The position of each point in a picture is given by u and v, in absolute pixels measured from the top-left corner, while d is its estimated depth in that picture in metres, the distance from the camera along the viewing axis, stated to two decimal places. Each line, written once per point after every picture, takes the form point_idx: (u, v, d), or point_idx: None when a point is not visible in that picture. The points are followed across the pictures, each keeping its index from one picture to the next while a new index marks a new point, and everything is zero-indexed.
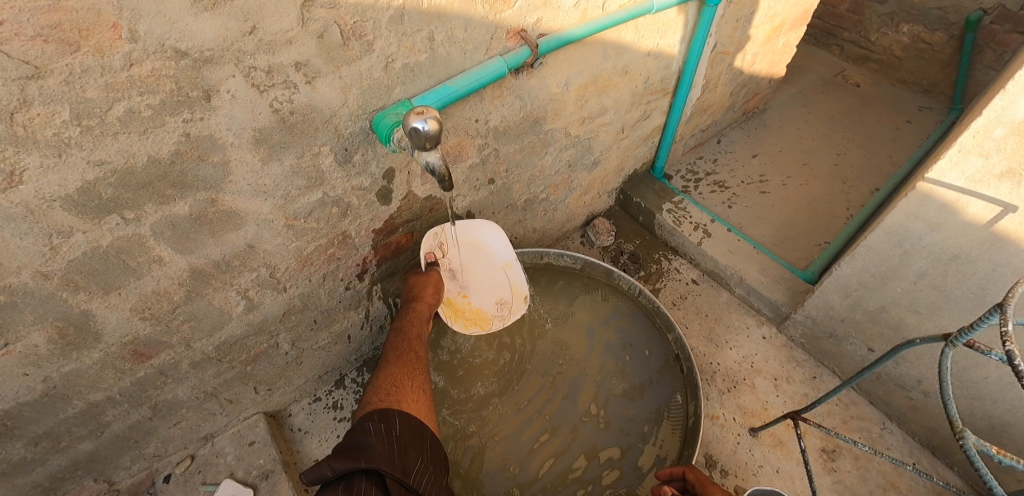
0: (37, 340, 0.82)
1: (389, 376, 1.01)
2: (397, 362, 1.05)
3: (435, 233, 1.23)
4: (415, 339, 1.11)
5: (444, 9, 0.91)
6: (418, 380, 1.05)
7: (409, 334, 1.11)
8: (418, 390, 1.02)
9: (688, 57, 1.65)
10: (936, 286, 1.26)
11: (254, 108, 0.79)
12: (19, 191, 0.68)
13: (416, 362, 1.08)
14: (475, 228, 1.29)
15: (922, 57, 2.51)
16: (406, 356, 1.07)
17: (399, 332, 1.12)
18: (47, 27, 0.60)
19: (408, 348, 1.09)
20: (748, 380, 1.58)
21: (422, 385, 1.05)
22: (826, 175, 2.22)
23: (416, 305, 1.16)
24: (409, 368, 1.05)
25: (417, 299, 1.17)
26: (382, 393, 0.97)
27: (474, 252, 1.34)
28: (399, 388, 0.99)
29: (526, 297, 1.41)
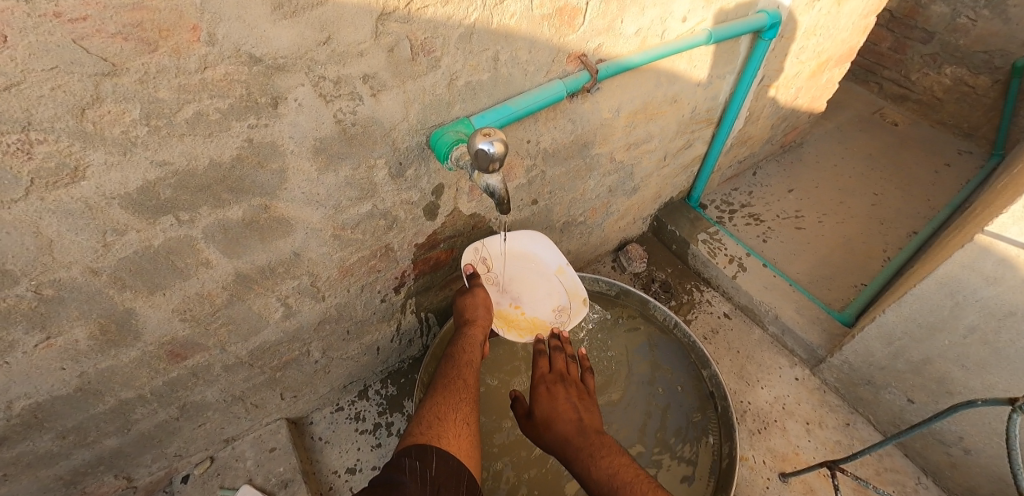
0: (78, 335, 0.80)
1: (434, 407, 1.00)
2: (445, 391, 1.05)
3: (475, 247, 1.24)
4: (466, 366, 1.12)
5: (511, 30, 0.90)
6: (465, 413, 1.01)
7: (461, 362, 1.13)
8: (462, 425, 0.98)
9: (737, 89, 1.61)
10: (988, 342, 1.20)
11: (318, 117, 0.78)
12: (81, 186, 0.67)
13: (464, 392, 1.06)
14: (519, 238, 1.30)
15: (964, 100, 2.45)
16: (453, 385, 1.06)
17: (453, 359, 1.14)
18: (129, 25, 0.58)
19: (457, 376, 1.09)
20: (779, 422, 1.53)
21: (468, 419, 1.00)
22: (863, 215, 2.15)
23: (469, 330, 1.20)
24: (454, 399, 1.03)
25: (468, 323, 1.22)
26: (425, 425, 0.94)
27: (523, 263, 1.35)
28: (442, 420, 0.96)
29: (585, 299, 1.37)
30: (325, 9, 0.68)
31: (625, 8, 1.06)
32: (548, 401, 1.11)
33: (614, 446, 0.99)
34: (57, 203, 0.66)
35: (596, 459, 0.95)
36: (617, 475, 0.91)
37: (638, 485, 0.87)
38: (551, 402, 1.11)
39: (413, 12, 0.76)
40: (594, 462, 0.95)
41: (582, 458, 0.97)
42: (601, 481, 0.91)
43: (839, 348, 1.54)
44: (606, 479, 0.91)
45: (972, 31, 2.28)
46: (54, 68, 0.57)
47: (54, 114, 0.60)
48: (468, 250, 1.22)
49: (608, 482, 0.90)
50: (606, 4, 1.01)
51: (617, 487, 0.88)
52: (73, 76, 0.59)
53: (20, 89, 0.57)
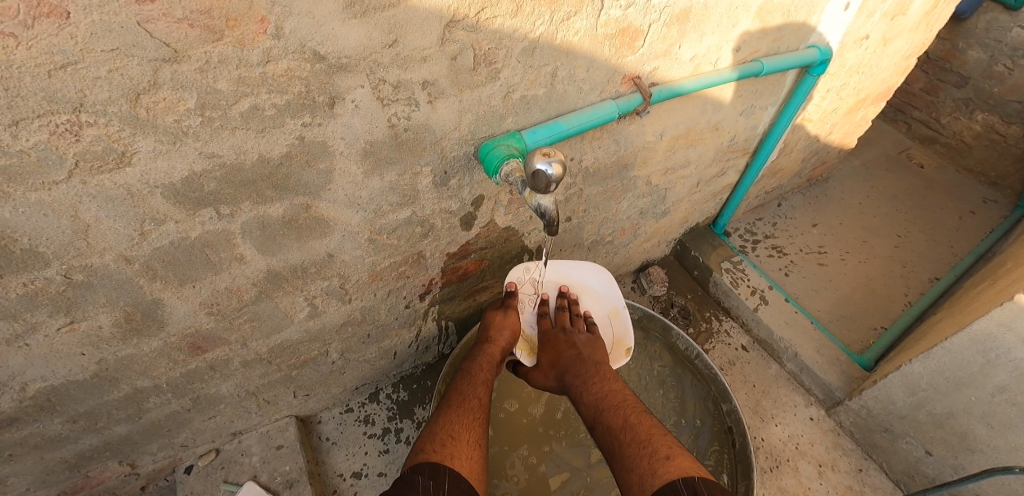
0: (103, 322, 0.78)
1: (447, 425, 1.00)
2: (459, 409, 1.04)
3: (527, 266, 1.29)
4: (482, 384, 1.12)
5: (574, 47, 0.88)
6: (477, 434, 1.01)
7: (477, 379, 1.13)
8: (473, 447, 0.98)
9: (778, 120, 1.58)
10: (1016, 403, 1.15)
11: (372, 120, 0.76)
12: (125, 172, 0.64)
13: (477, 412, 1.06)
14: (575, 267, 1.34)
15: (993, 148, 2.37)
16: (468, 404, 1.06)
17: (469, 375, 1.13)
18: (197, 11, 0.55)
19: (472, 394, 1.09)
20: (792, 462, 1.48)
21: (479, 441, 1.00)
22: (885, 256, 2.10)
23: (487, 348, 1.18)
24: (468, 419, 1.03)
25: (489, 340, 1.20)
26: (438, 442, 0.95)
27: (574, 294, 1.37)
28: (455, 439, 0.96)
29: (628, 350, 1.33)
30: (396, 10, 0.66)
31: (685, 33, 1.03)
32: (553, 346, 1.21)
33: (608, 376, 1.11)
34: (99, 188, 0.63)
35: (588, 389, 1.08)
36: (604, 401, 1.03)
37: (621, 408, 0.99)
38: (555, 347, 1.21)
39: (481, 22, 0.74)
40: (586, 388, 1.08)
41: (577, 388, 1.10)
42: (590, 407, 1.04)
43: (859, 392, 1.46)
44: (594, 404, 1.04)
45: (1008, 80, 2.21)
46: (114, 49, 0.54)
47: (108, 97, 0.57)
48: (518, 265, 1.27)
49: (595, 407, 1.03)
50: (668, 28, 0.98)
51: (603, 411, 1.01)
52: (132, 59, 0.56)
53: (76, 68, 0.54)
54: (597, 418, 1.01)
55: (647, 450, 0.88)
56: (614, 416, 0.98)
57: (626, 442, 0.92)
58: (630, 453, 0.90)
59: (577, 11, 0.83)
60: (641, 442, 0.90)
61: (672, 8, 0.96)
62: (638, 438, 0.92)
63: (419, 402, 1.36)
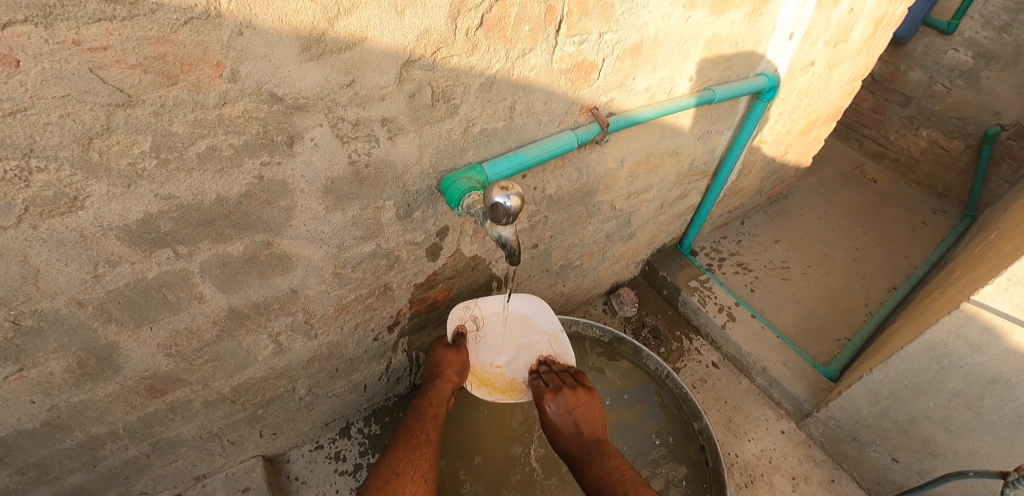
0: (54, 368, 0.75)
1: (393, 463, 1.02)
2: (405, 445, 1.07)
3: (465, 305, 1.23)
4: (431, 420, 1.14)
5: (530, 82, 0.92)
6: (423, 469, 1.04)
7: (426, 414, 1.15)
8: (417, 483, 1.01)
9: (734, 142, 1.65)
10: (971, 407, 1.18)
11: (333, 158, 0.78)
12: (77, 216, 0.63)
13: (424, 447, 1.08)
14: (516, 301, 1.30)
15: (939, 162, 2.51)
16: (415, 440, 1.08)
17: (419, 410, 1.15)
18: (151, 57, 0.56)
19: (420, 430, 1.11)
20: (766, 476, 1.50)
21: (425, 475, 1.04)
22: (845, 269, 2.18)
23: (439, 382, 1.18)
24: (415, 454, 1.06)
25: (441, 376, 1.19)
26: (381, 480, 0.97)
27: (514, 326, 1.33)
28: (399, 476, 0.99)
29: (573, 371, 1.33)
30: (353, 53, 0.68)
31: (638, 66, 1.08)
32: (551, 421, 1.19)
33: (607, 451, 1.14)
34: (50, 232, 0.63)
35: (589, 467, 1.11)
36: (608, 475, 1.07)
37: (624, 482, 1.04)
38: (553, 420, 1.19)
39: (438, 60, 0.77)
40: (589, 467, 1.11)
41: (581, 466, 1.13)
42: (592, 483, 1.08)
43: (825, 403, 1.50)
44: (598, 481, 1.07)
45: (947, 98, 2.36)
46: (65, 95, 0.54)
47: (59, 142, 0.57)
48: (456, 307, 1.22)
49: (598, 484, 1.06)
50: (621, 61, 1.03)
51: (608, 485, 1.04)
52: (84, 105, 0.56)
53: (25, 115, 0.54)
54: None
55: None
56: (616, 490, 1.02)
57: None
58: None
59: (532, 48, 0.87)
60: None
61: (624, 42, 1.00)
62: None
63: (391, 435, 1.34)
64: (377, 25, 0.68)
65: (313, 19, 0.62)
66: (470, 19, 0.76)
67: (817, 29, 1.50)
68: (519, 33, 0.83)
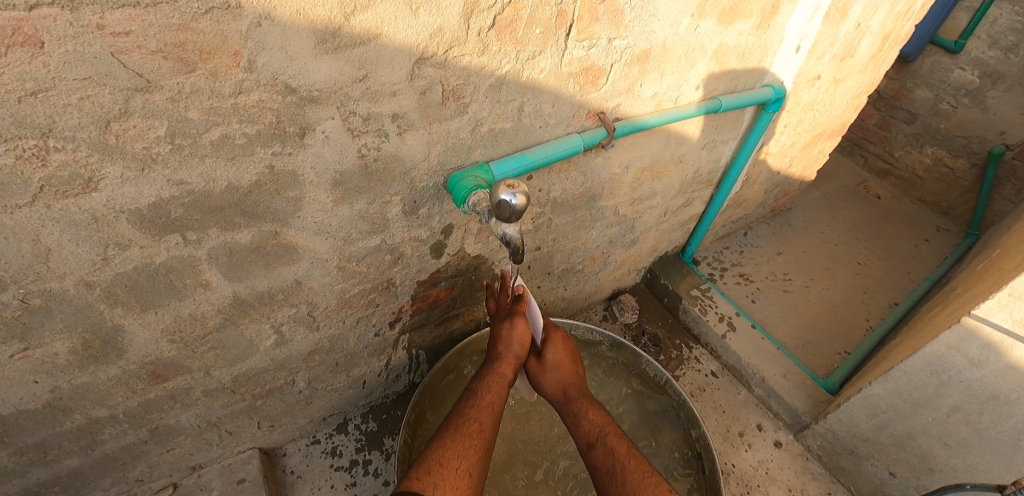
0: (59, 349, 0.76)
1: (438, 451, 0.91)
2: (456, 434, 0.95)
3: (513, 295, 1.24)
4: (485, 409, 1.02)
5: (540, 83, 0.93)
6: (470, 463, 0.90)
7: (484, 401, 1.04)
8: (462, 477, 0.87)
9: (739, 152, 1.66)
10: (970, 422, 1.17)
11: (343, 151, 0.79)
12: (91, 197, 0.64)
13: (475, 439, 0.95)
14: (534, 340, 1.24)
15: (943, 180, 2.52)
16: (463, 428, 0.97)
17: (477, 395, 1.05)
18: (171, 44, 0.57)
19: (473, 419, 0.99)
20: (762, 487, 1.49)
21: (471, 470, 0.89)
22: (847, 283, 2.18)
23: (500, 365, 1.11)
24: (461, 443, 0.93)
25: (499, 358, 1.13)
26: (424, 467, 0.87)
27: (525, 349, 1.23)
28: (443, 466, 0.87)
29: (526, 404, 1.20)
30: (366, 48, 0.70)
31: (646, 72, 1.09)
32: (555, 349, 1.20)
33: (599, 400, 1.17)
34: (63, 212, 0.64)
35: (588, 410, 1.12)
36: (607, 423, 1.09)
37: (624, 434, 1.06)
38: (555, 351, 1.19)
39: (450, 59, 0.79)
40: (590, 406, 1.12)
41: (581, 402, 1.13)
42: (594, 425, 1.08)
43: (824, 415, 1.49)
44: (599, 421, 1.09)
45: (953, 117, 2.37)
46: (86, 78, 0.56)
47: (78, 124, 0.58)
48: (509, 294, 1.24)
49: (597, 431, 1.07)
50: (630, 66, 1.04)
51: (608, 431, 1.06)
52: (104, 88, 0.57)
53: (46, 95, 0.55)
54: (600, 437, 1.06)
55: (651, 481, 0.93)
56: (620, 441, 1.04)
57: (629, 467, 0.97)
58: (633, 480, 0.94)
59: (542, 50, 0.88)
60: (646, 471, 0.96)
61: (633, 48, 1.02)
62: (639, 467, 0.97)
63: (387, 432, 1.34)
64: (391, 22, 0.69)
65: (330, 13, 0.64)
66: (482, 20, 0.77)
67: (824, 43, 1.51)
68: (530, 36, 0.85)
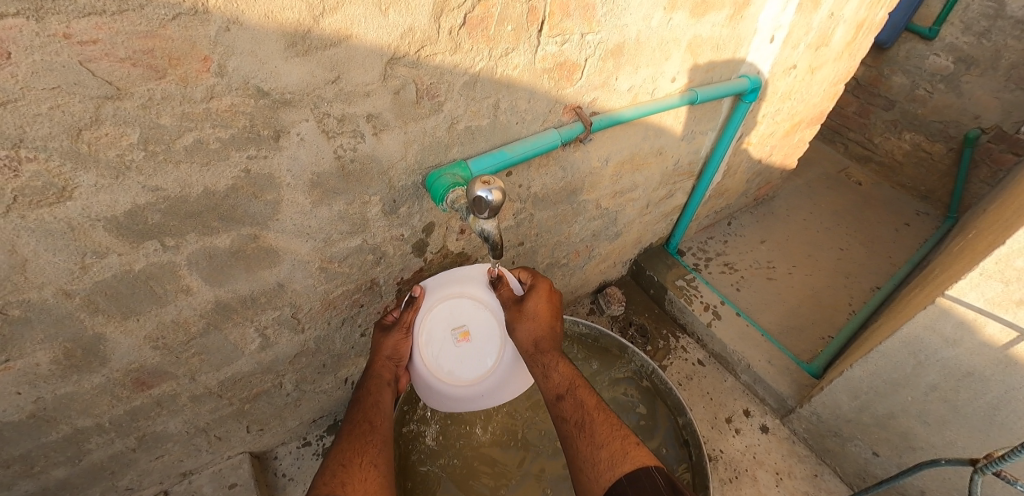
0: (41, 359, 0.76)
1: (338, 455, 0.90)
2: (349, 437, 0.95)
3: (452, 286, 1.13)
4: (374, 408, 1.01)
5: (514, 80, 0.95)
6: (373, 456, 0.92)
7: (365, 404, 1.01)
8: (368, 470, 0.89)
9: (718, 143, 1.68)
10: (947, 400, 1.20)
11: (319, 152, 0.79)
12: (65, 206, 0.64)
13: (370, 435, 0.96)
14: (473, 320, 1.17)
15: (921, 165, 2.57)
16: (358, 428, 0.97)
17: (355, 402, 1.02)
18: (139, 51, 0.58)
19: (363, 418, 0.99)
20: (750, 471, 1.52)
21: (376, 460, 0.92)
22: (829, 269, 2.22)
23: (375, 369, 1.06)
24: (361, 443, 0.94)
25: (376, 362, 1.08)
26: (328, 474, 0.85)
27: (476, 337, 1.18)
28: (347, 467, 0.87)
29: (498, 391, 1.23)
30: (338, 50, 0.70)
31: (620, 66, 1.11)
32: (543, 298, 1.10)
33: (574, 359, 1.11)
34: (38, 222, 0.64)
35: (558, 362, 1.07)
36: (576, 379, 1.05)
37: (592, 390, 1.04)
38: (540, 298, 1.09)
39: (422, 58, 0.80)
40: (561, 361, 1.08)
41: (553, 357, 1.08)
42: (563, 379, 1.05)
43: (808, 399, 1.52)
44: (569, 377, 1.05)
45: (929, 102, 2.42)
46: (55, 87, 0.56)
47: (49, 133, 0.58)
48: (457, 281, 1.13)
49: (567, 383, 1.04)
50: (604, 61, 1.06)
51: (577, 386, 1.04)
52: (74, 97, 0.58)
53: (15, 105, 0.55)
54: (568, 392, 1.03)
55: (620, 433, 0.95)
56: (588, 395, 1.02)
57: (598, 423, 0.97)
58: (603, 432, 0.96)
59: (515, 47, 0.90)
60: (615, 424, 0.97)
61: (606, 43, 1.03)
62: (609, 420, 0.98)
63: None
64: (361, 23, 0.70)
65: (298, 16, 0.64)
66: (453, 18, 0.78)
67: (798, 32, 1.54)
68: (502, 33, 0.86)
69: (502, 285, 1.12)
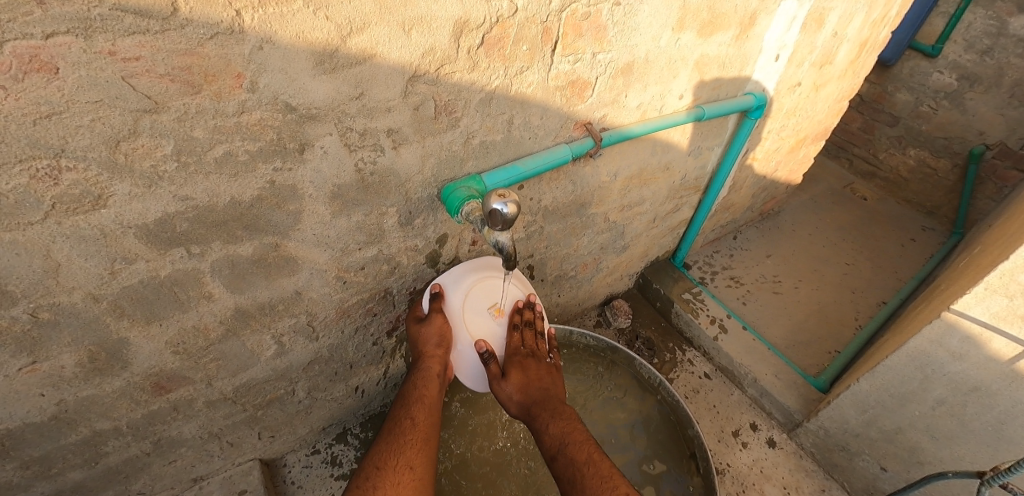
0: (66, 362, 0.78)
1: (376, 456, 0.98)
2: (387, 437, 1.03)
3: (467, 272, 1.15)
4: (416, 405, 1.07)
5: (528, 97, 0.98)
6: (409, 457, 0.99)
7: (411, 398, 1.08)
8: (401, 472, 0.95)
9: (725, 158, 1.71)
10: (955, 415, 1.20)
11: (340, 165, 0.82)
12: (100, 214, 0.67)
13: (408, 434, 1.03)
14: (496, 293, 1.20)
15: (927, 181, 2.59)
16: (397, 428, 1.04)
17: (404, 396, 1.09)
18: (178, 68, 0.61)
19: (404, 417, 1.06)
20: (758, 485, 1.52)
21: (412, 463, 0.98)
22: (835, 283, 2.23)
23: (424, 362, 1.11)
24: (398, 442, 1.01)
25: (425, 355, 1.11)
26: (363, 475, 0.94)
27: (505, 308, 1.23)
28: (383, 468, 0.95)
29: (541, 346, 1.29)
30: (363, 68, 0.74)
31: (630, 84, 1.14)
32: (520, 366, 1.13)
33: (571, 414, 1.09)
34: (73, 229, 0.66)
35: (550, 424, 1.06)
36: (570, 435, 1.03)
37: (587, 445, 1.01)
38: (519, 371, 1.13)
39: (441, 76, 0.83)
40: (553, 420, 1.06)
41: (544, 420, 1.07)
42: (555, 439, 1.03)
43: (815, 413, 1.52)
44: (559, 437, 1.03)
45: (934, 118, 2.44)
46: (97, 101, 0.59)
47: (89, 144, 0.61)
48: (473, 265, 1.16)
49: (562, 439, 1.03)
50: (614, 79, 1.09)
51: (570, 442, 1.02)
52: (114, 110, 0.60)
53: (60, 117, 0.58)
54: (562, 452, 1.01)
55: (610, 486, 0.92)
56: (579, 450, 1.00)
57: (588, 474, 0.95)
58: (592, 486, 0.93)
59: (529, 66, 0.93)
60: (603, 477, 0.94)
61: (617, 62, 1.06)
62: (600, 473, 0.95)
63: None
64: (385, 43, 0.73)
65: (327, 36, 0.68)
66: (472, 38, 0.81)
67: (803, 51, 1.57)
68: (518, 52, 0.89)
69: (493, 359, 1.16)
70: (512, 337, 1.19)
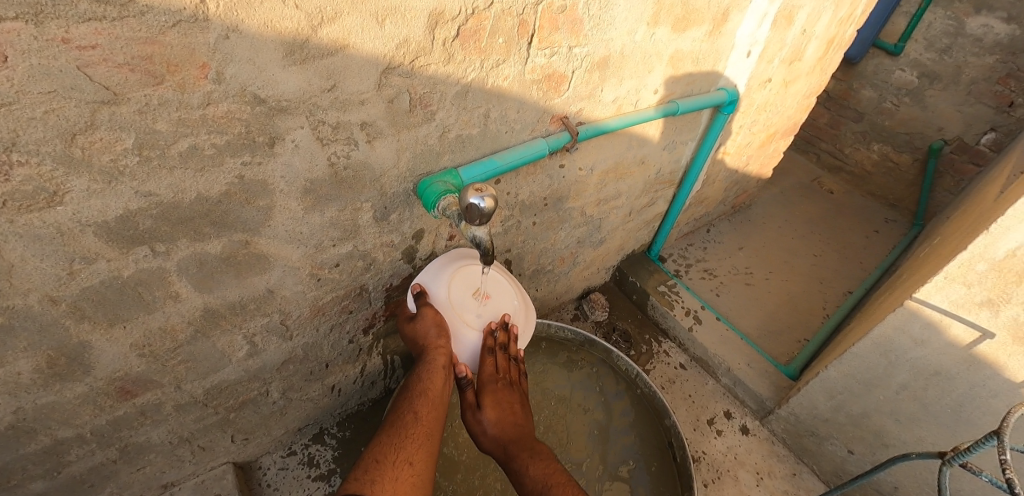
0: (22, 368, 0.74)
1: (376, 450, 0.93)
2: (389, 431, 0.98)
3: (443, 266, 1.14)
4: (421, 398, 1.03)
5: (504, 90, 0.97)
6: (410, 453, 0.93)
7: (416, 390, 1.04)
8: (401, 467, 0.90)
9: (697, 152, 1.74)
10: (917, 398, 1.26)
11: (313, 159, 0.80)
12: (55, 211, 0.64)
13: (412, 429, 0.98)
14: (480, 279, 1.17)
15: (889, 174, 2.69)
16: (400, 422, 0.99)
17: (409, 387, 1.06)
18: (139, 57, 0.58)
19: (408, 411, 1.02)
20: (732, 471, 1.56)
21: (411, 459, 0.92)
22: (805, 274, 2.30)
23: (430, 355, 1.06)
24: (399, 437, 0.96)
25: (428, 347, 1.07)
26: (364, 466, 0.88)
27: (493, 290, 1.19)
28: (381, 463, 0.90)
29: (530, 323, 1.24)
30: (335, 59, 0.72)
31: (606, 78, 1.14)
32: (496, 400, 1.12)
33: (546, 452, 1.10)
34: (26, 227, 0.63)
35: (529, 465, 1.04)
36: (551, 477, 1.01)
37: (567, 485, 0.99)
38: (495, 408, 1.11)
39: (416, 68, 0.81)
40: (532, 462, 1.05)
41: (522, 459, 1.06)
42: (537, 481, 1.01)
43: (786, 400, 1.57)
44: (541, 480, 1.01)
45: (896, 114, 2.54)
46: (50, 91, 0.56)
47: (42, 137, 0.58)
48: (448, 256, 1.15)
49: (544, 482, 1.00)
50: (590, 73, 1.09)
51: (552, 486, 0.99)
52: (69, 101, 0.57)
53: (9, 109, 0.54)
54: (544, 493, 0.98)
55: None
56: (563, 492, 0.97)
57: None
58: None
59: (505, 59, 0.92)
60: None
61: (593, 56, 1.06)
62: None
63: (364, 440, 1.34)
64: (358, 33, 0.71)
65: (298, 25, 0.66)
66: (447, 30, 0.80)
67: (773, 48, 1.61)
68: (493, 45, 0.89)
69: (470, 387, 1.13)
70: (488, 362, 1.15)
